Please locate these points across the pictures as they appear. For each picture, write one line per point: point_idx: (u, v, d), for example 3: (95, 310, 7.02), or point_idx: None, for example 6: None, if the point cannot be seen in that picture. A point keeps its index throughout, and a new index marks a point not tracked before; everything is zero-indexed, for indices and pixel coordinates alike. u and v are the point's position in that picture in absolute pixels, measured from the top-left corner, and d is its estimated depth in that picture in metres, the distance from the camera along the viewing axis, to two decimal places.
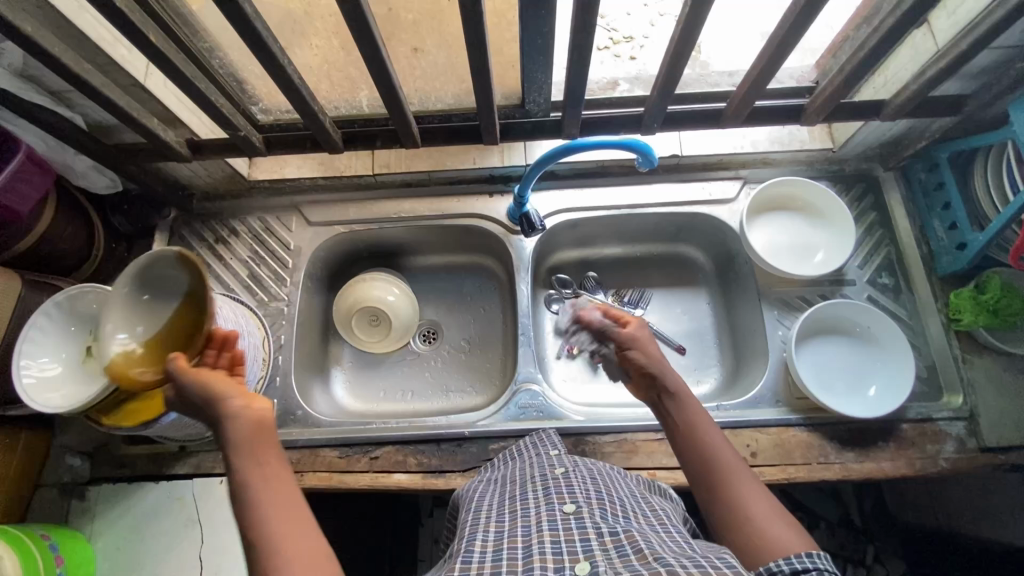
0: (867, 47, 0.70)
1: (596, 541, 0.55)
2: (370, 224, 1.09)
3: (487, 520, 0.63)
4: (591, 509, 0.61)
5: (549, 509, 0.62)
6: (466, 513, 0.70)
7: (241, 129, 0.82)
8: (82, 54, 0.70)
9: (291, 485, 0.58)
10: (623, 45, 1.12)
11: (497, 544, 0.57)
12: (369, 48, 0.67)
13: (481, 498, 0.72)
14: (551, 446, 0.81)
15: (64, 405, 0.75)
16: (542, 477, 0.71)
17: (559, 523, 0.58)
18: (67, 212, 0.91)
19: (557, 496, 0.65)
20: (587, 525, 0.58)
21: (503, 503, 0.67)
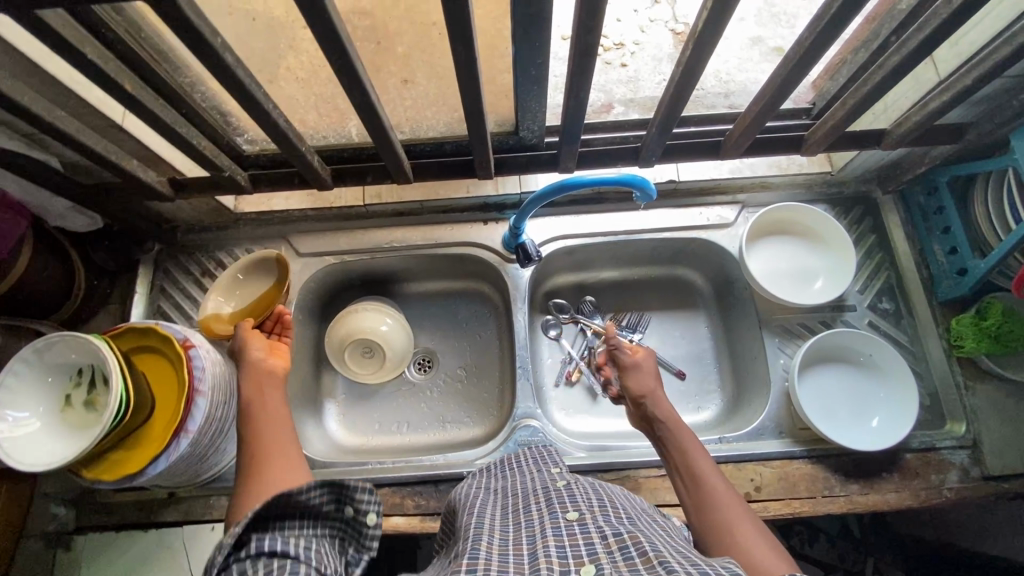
0: (871, 83, 0.69)
1: (599, 544, 0.53)
2: (363, 253, 1.06)
3: (490, 526, 0.60)
4: (595, 514, 0.59)
5: (552, 517, 0.59)
6: (463, 517, 0.67)
7: (225, 170, 0.80)
8: (56, 101, 0.67)
9: (278, 408, 0.74)
10: (613, 52, 1.10)
11: (503, 548, 0.55)
12: (360, 96, 0.65)
13: (482, 503, 0.68)
14: (552, 462, 0.77)
15: (35, 464, 0.69)
16: (543, 488, 0.67)
17: (562, 529, 0.56)
18: (45, 253, 0.88)
19: (559, 505, 0.62)
20: (591, 529, 0.56)
21: (504, 510, 0.64)
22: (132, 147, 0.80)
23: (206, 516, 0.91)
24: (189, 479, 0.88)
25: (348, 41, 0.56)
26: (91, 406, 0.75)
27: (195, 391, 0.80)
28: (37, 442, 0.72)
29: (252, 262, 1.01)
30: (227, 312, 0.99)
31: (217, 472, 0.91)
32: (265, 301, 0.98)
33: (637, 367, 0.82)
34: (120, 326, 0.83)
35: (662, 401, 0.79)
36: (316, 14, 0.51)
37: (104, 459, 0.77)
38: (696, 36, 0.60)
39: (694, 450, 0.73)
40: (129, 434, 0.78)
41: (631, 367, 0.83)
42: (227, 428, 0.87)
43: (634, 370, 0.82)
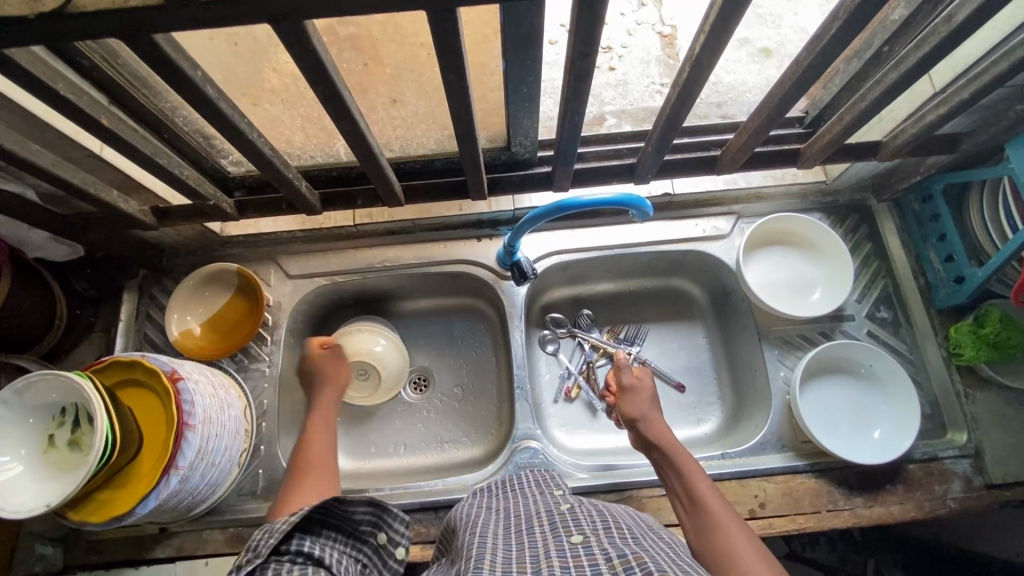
0: (868, 99, 0.68)
1: (604, 565, 0.51)
2: (354, 274, 1.04)
3: (492, 545, 0.58)
4: (599, 537, 0.57)
5: (555, 539, 0.58)
6: (464, 535, 0.65)
7: (211, 198, 0.78)
8: (30, 132, 0.65)
9: (326, 439, 0.84)
10: (602, 55, 1.09)
11: (506, 566, 0.53)
12: (348, 123, 0.63)
13: (483, 521, 0.67)
14: (555, 485, 0.75)
15: (19, 511, 0.67)
16: (547, 511, 0.66)
17: (567, 551, 0.54)
18: (25, 286, 0.85)
19: (563, 528, 0.60)
20: (595, 551, 0.54)
21: (507, 530, 0.63)
22: (112, 176, 0.77)
23: (199, 550, 0.89)
24: (180, 514, 0.85)
25: (336, 71, 0.55)
26: (76, 446, 0.72)
27: (186, 425, 0.77)
28: (20, 488, 0.69)
29: (211, 274, 0.98)
30: (193, 327, 0.98)
31: (211, 506, 0.88)
32: (235, 318, 0.99)
33: (632, 391, 0.87)
34: (104, 359, 0.80)
35: (657, 423, 0.84)
36: (302, 49, 0.49)
37: (92, 498, 0.74)
38: (692, 59, 0.59)
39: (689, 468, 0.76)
40: (116, 472, 0.75)
41: (627, 391, 0.88)
42: (220, 460, 0.84)
43: (631, 394, 0.87)
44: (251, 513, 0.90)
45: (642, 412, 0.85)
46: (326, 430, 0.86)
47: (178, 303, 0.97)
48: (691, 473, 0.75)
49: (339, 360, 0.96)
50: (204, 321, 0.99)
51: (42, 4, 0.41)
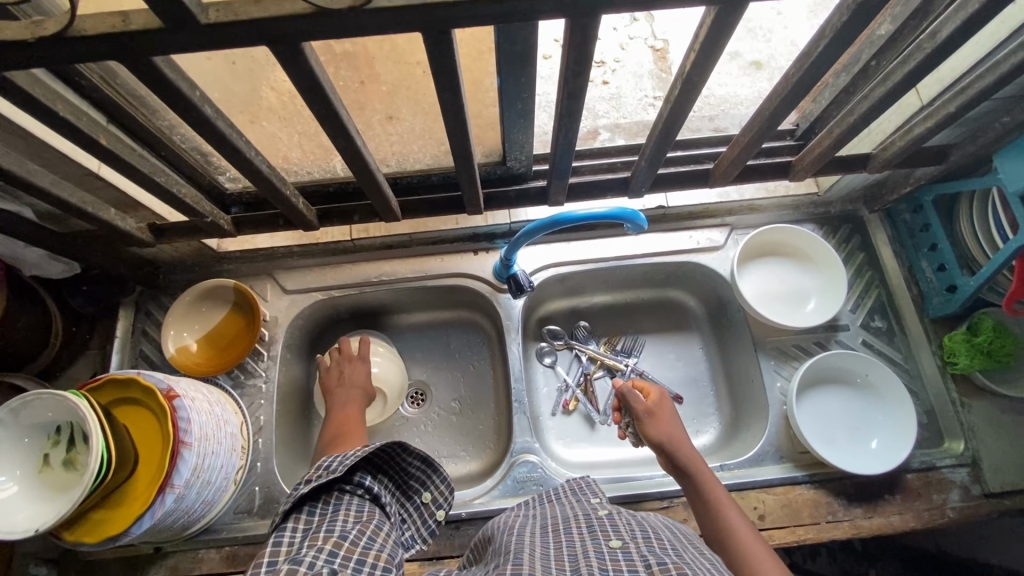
0: (857, 113, 0.70)
1: (642, 572, 0.50)
2: (351, 288, 1.04)
3: (531, 546, 0.59)
4: (639, 545, 0.56)
5: (593, 543, 0.57)
6: (502, 537, 0.66)
7: (208, 214, 0.78)
8: (28, 152, 0.65)
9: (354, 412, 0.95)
10: (595, 69, 1.11)
11: (546, 562, 0.54)
12: (344, 141, 0.64)
13: (521, 526, 0.66)
14: (590, 493, 0.74)
15: (13, 533, 0.66)
16: (585, 515, 0.65)
17: (605, 554, 0.54)
18: (20, 303, 0.84)
19: (601, 533, 0.60)
20: (635, 558, 0.53)
21: (545, 532, 0.63)
22: (110, 193, 0.78)
23: (194, 570, 0.88)
24: (175, 533, 0.84)
25: (333, 91, 0.55)
26: (71, 466, 0.71)
27: (181, 444, 0.77)
28: (15, 510, 0.68)
29: (207, 290, 0.99)
30: (189, 343, 0.98)
31: (205, 524, 0.87)
32: (231, 334, 0.99)
33: (656, 417, 0.84)
34: (100, 377, 0.80)
35: (685, 446, 0.81)
36: (300, 69, 0.50)
37: (90, 518, 0.73)
38: (684, 76, 0.61)
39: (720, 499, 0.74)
40: (111, 493, 0.74)
41: (646, 415, 0.84)
42: (216, 479, 0.84)
43: (655, 420, 0.84)
44: (247, 531, 0.89)
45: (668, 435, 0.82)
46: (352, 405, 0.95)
47: (174, 320, 0.97)
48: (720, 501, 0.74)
49: (358, 362, 1.00)
50: (200, 337, 0.99)
51: (42, 28, 0.42)
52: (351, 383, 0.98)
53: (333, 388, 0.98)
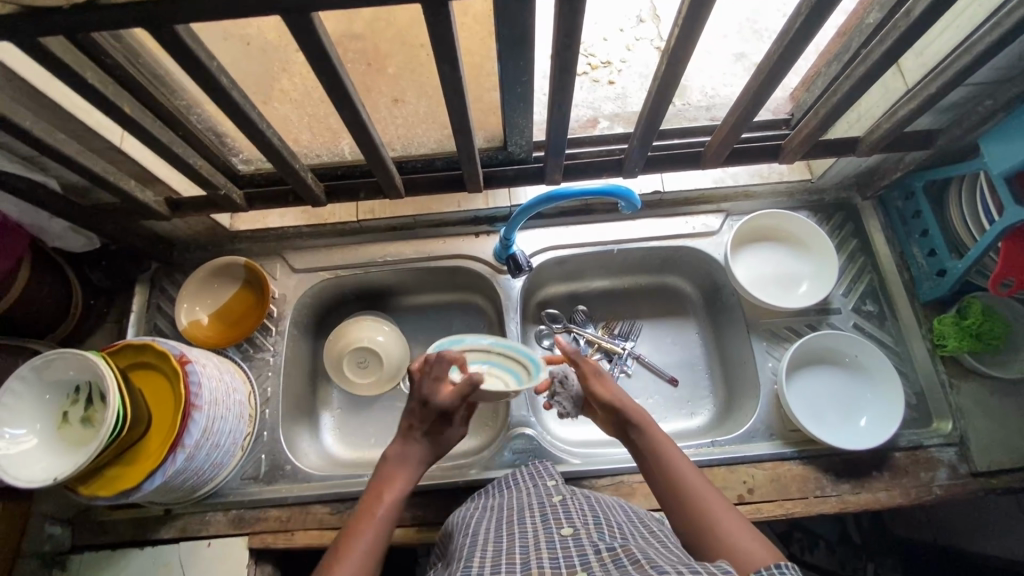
0: (842, 92, 0.73)
1: (593, 556, 0.54)
2: (357, 268, 1.08)
3: (485, 541, 0.61)
4: (589, 530, 0.59)
5: (546, 531, 0.60)
6: (460, 538, 0.68)
7: (222, 188, 0.83)
8: (56, 123, 0.70)
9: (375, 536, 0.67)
10: (601, 70, 1.14)
11: (496, 560, 0.56)
12: (351, 113, 0.68)
13: (478, 522, 0.69)
14: (547, 474, 0.77)
15: (33, 482, 0.69)
16: (540, 502, 0.68)
17: (556, 543, 0.57)
18: (43, 272, 0.89)
19: (554, 520, 0.63)
20: (585, 543, 0.56)
21: (499, 524, 0.65)
22: (130, 167, 0.83)
23: (202, 531, 0.91)
24: (184, 495, 0.88)
25: (340, 62, 0.59)
26: (89, 422, 0.75)
27: (192, 406, 0.81)
28: (35, 461, 0.72)
29: (219, 267, 1.03)
30: (201, 317, 1.02)
31: (214, 487, 0.91)
32: (241, 310, 1.03)
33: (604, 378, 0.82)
34: (118, 342, 0.84)
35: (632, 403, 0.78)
36: (309, 40, 0.54)
37: (103, 474, 0.77)
38: (670, 53, 0.64)
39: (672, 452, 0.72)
40: (125, 450, 0.78)
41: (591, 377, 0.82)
42: (224, 442, 0.88)
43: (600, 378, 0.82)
44: (254, 496, 0.93)
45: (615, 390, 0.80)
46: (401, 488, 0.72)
47: (187, 294, 1.01)
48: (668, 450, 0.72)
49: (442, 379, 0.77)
50: (212, 312, 1.03)
51: None
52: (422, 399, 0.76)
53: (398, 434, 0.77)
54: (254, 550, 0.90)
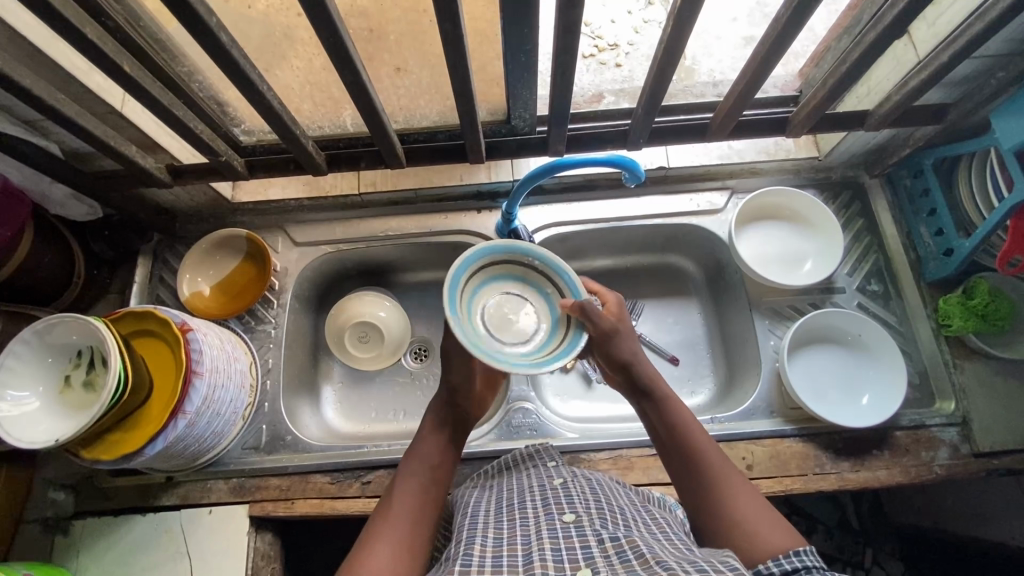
0: (851, 61, 0.72)
1: (596, 548, 0.52)
2: (358, 243, 1.08)
3: (485, 525, 0.59)
4: (592, 518, 0.58)
5: (547, 517, 0.58)
6: (458, 518, 0.65)
7: (222, 155, 0.83)
8: (57, 84, 0.70)
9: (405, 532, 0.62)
10: (608, 52, 1.05)
11: (497, 549, 0.54)
12: (352, 74, 0.67)
13: (476, 502, 0.67)
14: (548, 457, 0.75)
15: (34, 443, 0.70)
16: (541, 485, 0.66)
17: (558, 531, 0.55)
18: (46, 240, 0.90)
19: (555, 505, 0.61)
20: (587, 533, 0.55)
21: (498, 506, 0.64)
22: (132, 133, 0.82)
23: (204, 498, 0.92)
24: (186, 462, 0.89)
25: (340, 20, 0.59)
26: (90, 387, 0.75)
27: (193, 373, 0.81)
28: (36, 423, 0.73)
29: (221, 239, 1.03)
30: (203, 288, 1.02)
31: (215, 455, 0.92)
32: (242, 281, 1.03)
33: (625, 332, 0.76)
34: (119, 310, 0.84)
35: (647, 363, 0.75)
36: None
37: (103, 439, 0.77)
38: (676, 15, 0.63)
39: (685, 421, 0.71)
40: (126, 416, 0.78)
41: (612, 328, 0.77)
42: (225, 411, 0.88)
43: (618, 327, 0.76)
44: (255, 465, 0.94)
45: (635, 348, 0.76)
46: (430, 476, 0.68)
47: (189, 265, 1.02)
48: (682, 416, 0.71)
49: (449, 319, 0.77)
50: (214, 283, 1.03)
51: None
52: (462, 354, 0.74)
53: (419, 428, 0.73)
54: (254, 518, 0.91)
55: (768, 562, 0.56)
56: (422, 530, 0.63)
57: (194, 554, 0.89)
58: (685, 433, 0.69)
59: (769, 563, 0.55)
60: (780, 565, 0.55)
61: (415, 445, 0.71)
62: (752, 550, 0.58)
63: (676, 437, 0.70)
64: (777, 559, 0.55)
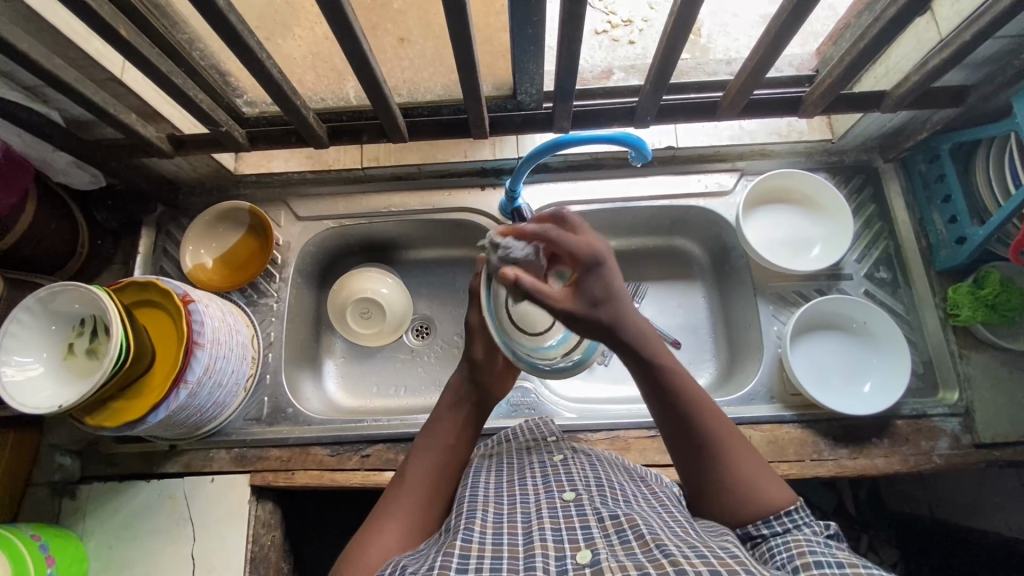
0: (870, 37, 0.70)
1: (596, 527, 0.52)
2: (361, 218, 1.07)
3: (485, 498, 0.59)
4: (592, 495, 0.58)
5: (547, 495, 0.58)
6: (457, 490, 0.65)
7: (223, 125, 0.82)
8: (56, 49, 0.69)
9: (415, 510, 0.63)
10: (621, 28, 0.96)
11: (497, 526, 0.54)
12: (352, 44, 0.66)
13: (476, 472, 0.67)
14: (548, 430, 0.75)
15: (39, 408, 0.71)
16: (540, 462, 0.66)
17: (557, 510, 0.55)
18: (49, 209, 0.90)
19: (555, 482, 0.61)
20: (587, 511, 0.55)
21: (499, 481, 0.63)
22: (133, 102, 0.82)
23: (206, 467, 0.94)
24: (188, 431, 0.91)
25: None
26: (94, 354, 0.76)
27: (195, 343, 0.82)
28: (41, 388, 0.74)
29: (225, 212, 1.03)
30: (206, 261, 1.02)
31: (217, 425, 0.94)
32: (245, 254, 1.03)
33: (593, 304, 0.60)
34: (122, 280, 0.84)
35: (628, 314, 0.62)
36: None
37: (106, 407, 0.78)
38: None
39: (674, 380, 0.63)
40: (128, 385, 0.78)
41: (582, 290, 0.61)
42: (227, 381, 0.89)
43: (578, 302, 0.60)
44: (257, 435, 0.96)
45: (611, 317, 0.61)
46: (444, 456, 0.68)
47: (192, 237, 1.02)
48: (679, 377, 0.63)
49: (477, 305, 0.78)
50: (216, 256, 1.03)
51: None
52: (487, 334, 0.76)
53: (438, 407, 0.73)
54: (255, 487, 0.93)
55: (759, 522, 0.57)
56: (434, 511, 0.63)
57: (197, 520, 0.90)
58: (683, 398, 0.62)
59: (761, 523, 0.57)
60: (772, 526, 0.56)
61: (432, 424, 0.71)
62: (746, 509, 0.58)
63: (666, 399, 0.63)
64: (768, 519, 0.57)
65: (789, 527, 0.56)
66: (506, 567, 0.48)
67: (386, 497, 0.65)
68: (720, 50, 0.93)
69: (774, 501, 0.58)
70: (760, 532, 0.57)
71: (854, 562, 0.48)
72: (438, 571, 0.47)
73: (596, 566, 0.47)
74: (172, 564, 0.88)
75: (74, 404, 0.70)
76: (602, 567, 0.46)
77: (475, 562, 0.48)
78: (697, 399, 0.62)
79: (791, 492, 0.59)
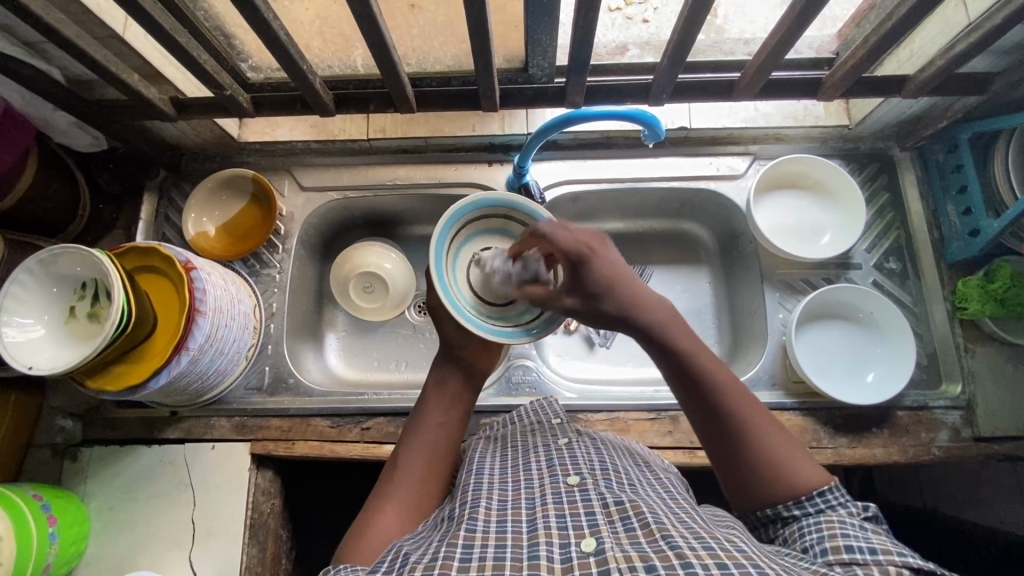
0: (895, 17, 0.69)
1: (600, 514, 0.52)
2: (365, 191, 1.06)
3: (490, 487, 0.59)
4: (596, 479, 0.58)
5: (552, 481, 0.58)
6: (462, 474, 0.65)
7: (227, 88, 0.80)
8: (55, 3, 0.67)
9: (410, 495, 0.63)
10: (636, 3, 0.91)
11: (501, 514, 0.54)
12: (360, 6, 0.64)
13: (481, 457, 0.67)
14: (552, 412, 0.75)
15: (40, 369, 0.71)
16: (545, 446, 0.66)
17: (563, 496, 0.55)
18: (49, 170, 0.88)
19: (560, 467, 0.61)
20: (592, 496, 0.55)
21: (503, 467, 0.63)
22: (135, 61, 0.80)
23: (207, 434, 0.94)
24: (189, 398, 0.91)
25: None
26: (94, 318, 0.76)
27: (197, 312, 0.81)
28: (43, 349, 0.73)
29: (225, 178, 1.01)
30: (209, 229, 1.01)
31: (218, 393, 0.94)
32: (247, 223, 1.02)
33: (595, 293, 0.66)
34: (124, 244, 0.83)
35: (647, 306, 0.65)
36: None
37: (107, 368, 0.77)
38: None
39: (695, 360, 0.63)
40: (131, 349, 0.78)
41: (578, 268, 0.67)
42: (228, 351, 0.89)
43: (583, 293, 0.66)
44: (256, 405, 0.96)
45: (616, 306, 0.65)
46: (436, 438, 0.68)
47: (195, 203, 1.00)
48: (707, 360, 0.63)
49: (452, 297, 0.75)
50: (220, 224, 1.02)
51: None
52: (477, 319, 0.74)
53: (425, 389, 0.74)
54: (255, 456, 0.93)
55: (793, 503, 0.57)
56: (429, 495, 0.64)
57: (197, 486, 0.91)
58: (705, 376, 0.62)
59: (792, 504, 0.57)
60: (803, 507, 0.56)
61: (419, 406, 0.72)
62: (790, 492, 0.57)
63: (691, 376, 0.62)
64: (805, 499, 0.56)
65: (828, 505, 0.55)
66: (509, 556, 0.48)
67: (380, 485, 0.65)
68: (736, 32, 0.88)
69: (813, 480, 0.57)
70: (790, 513, 0.57)
71: (887, 548, 0.49)
72: (441, 562, 0.47)
73: (601, 556, 0.47)
74: (171, 527, 0.89)
75: (70, 368, 0.69)
76: (606, 556, 0.46)
77: (478, 551, 0.48)
78: (718, 380, 0.62)
79: (826, 473, 0.58)
